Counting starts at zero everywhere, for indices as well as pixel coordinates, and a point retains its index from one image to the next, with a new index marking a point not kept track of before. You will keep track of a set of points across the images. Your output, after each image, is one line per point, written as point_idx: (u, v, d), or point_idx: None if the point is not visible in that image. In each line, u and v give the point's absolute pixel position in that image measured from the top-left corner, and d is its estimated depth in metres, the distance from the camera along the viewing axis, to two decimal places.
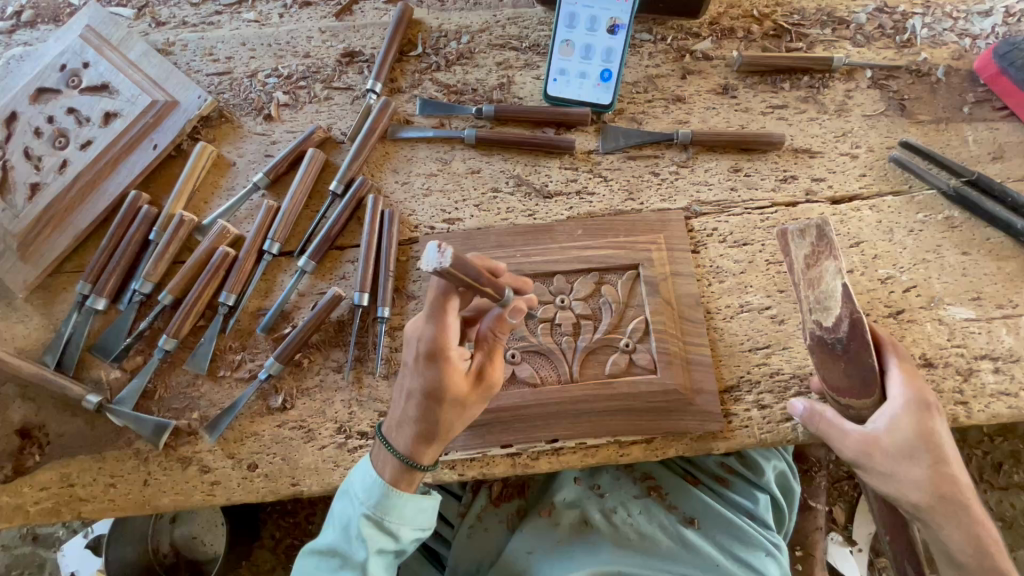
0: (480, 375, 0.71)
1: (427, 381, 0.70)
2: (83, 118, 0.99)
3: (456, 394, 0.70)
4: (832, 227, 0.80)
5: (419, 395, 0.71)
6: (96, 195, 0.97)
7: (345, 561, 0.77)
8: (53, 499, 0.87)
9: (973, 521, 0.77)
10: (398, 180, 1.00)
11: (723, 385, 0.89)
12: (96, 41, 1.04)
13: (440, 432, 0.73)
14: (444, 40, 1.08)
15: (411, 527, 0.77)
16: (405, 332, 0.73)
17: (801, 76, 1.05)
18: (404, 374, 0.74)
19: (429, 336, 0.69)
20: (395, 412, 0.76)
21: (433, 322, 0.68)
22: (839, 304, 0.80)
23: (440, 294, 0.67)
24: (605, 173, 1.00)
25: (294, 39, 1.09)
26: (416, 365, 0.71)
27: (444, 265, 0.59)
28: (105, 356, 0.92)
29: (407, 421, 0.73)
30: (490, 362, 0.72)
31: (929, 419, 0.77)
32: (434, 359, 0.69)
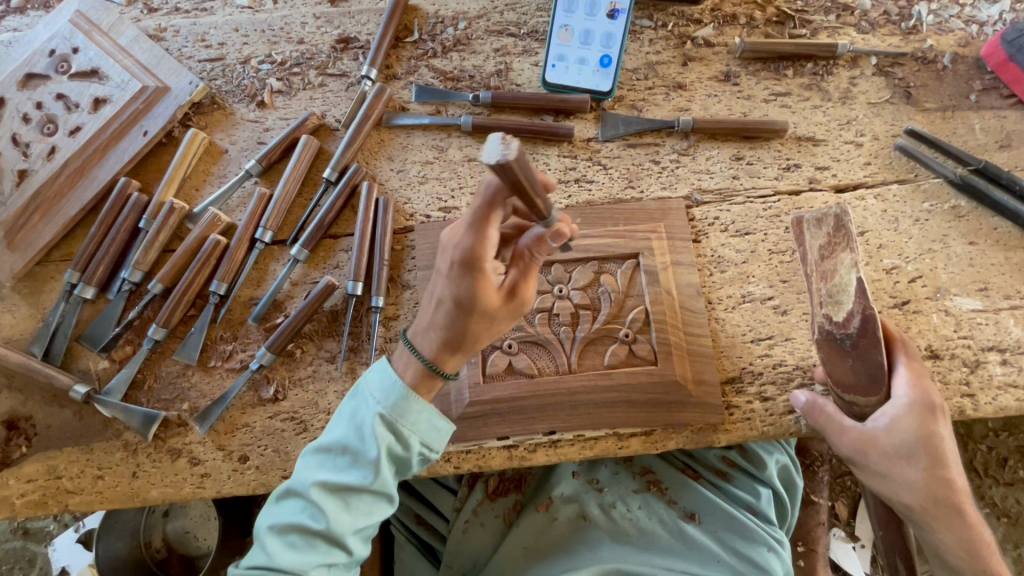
0: (515, 290, 0.69)
1: (462, 290, 0.66)
2: (72, 104, 0.97)
3: (489, 308, 0.67)
4: (851, 217, 0.75)
5: (450, 304, 0.68)
6: (85, 182, 0.95)
7: (352, 462, 0.70)
8: (40, 491, 0.85)
9: (967, 525, 0.76)
10: (393, 168, 0.98)
11: (725, 377, 0.88)
12: (85, 26, 1.02)
13: (467, 342, 0.69)
14: (440, 26, 1.06)
15: (427, 439, 0.71)
16: (441, 238, 0.69)
17: (805, 63, 1.03)
18: (434, 280, 0.70)
19: (471, 243, 0.65)
20: (421, 318, 0.72)
21: (477, 229, 0.65)
22: (851, 300, 0.77)
23: (486, 199, 0.64)
24: (604, 161, 0.98)
25: (288, 25, 1.07)
26: (450, 271, 0.67)
27: (509, 157, 0.53)
28: (94, 346, 0.90)
29: (435, 327, 0.69)
30: (525, 280, 0.70)
31: (933, 421, 0.75)
32: (472, 268, 0.65)
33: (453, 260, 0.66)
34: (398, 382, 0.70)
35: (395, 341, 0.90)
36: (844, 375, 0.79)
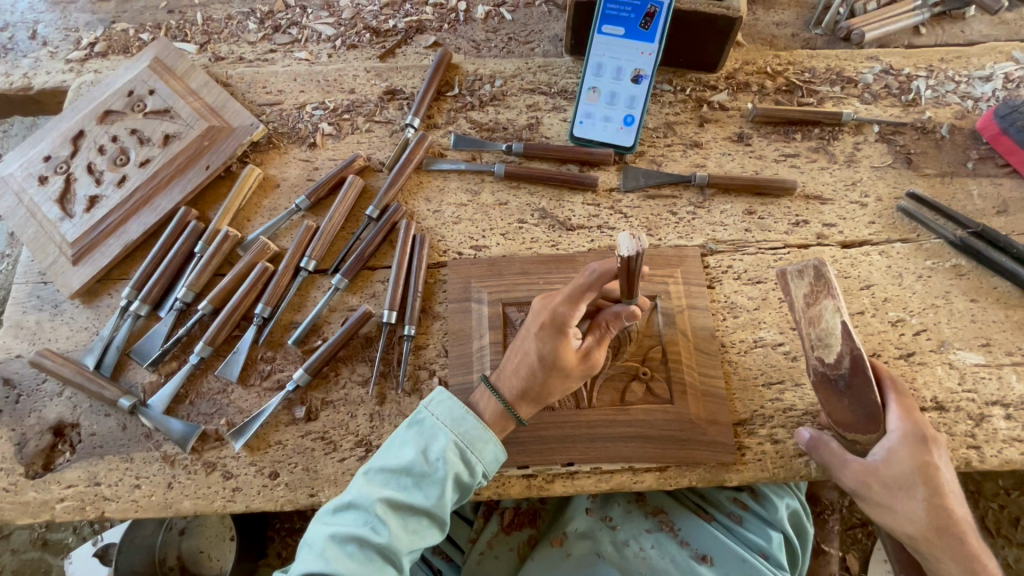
0: (587, 355, 0.84)
1: (549, 346, 0.82)
2: (144, 138, 1.08)
3: (567, 365, 0.83)
4: (829, 268, 0.82)
5: (535, 356, 0.83)
6: (149, 209, 1.04)
7: (417, 483, 0.81)
8: (79, 497, 0.89)
9: (973, 557, 0.77)
10: (430, 208, 1.06)
11: (737, 417, 0.91)
12: (162, 71, 1.14)
13: (544, 394, 0.84)
14: (479, 83, 1.17)
15: (487, 468, 0.83)
16: (533, 306, 0.88)
17: (812, 128, 1.12)
18: (522, 336, 0.86)
19: (565, 310, 0.83)
20: (505, 365, 0.87)
21: (573, 300, 0.83)
22: (840, 343, 0.82)
23: (588, 280, 0.82)
24: (625, 210, 1.05)
25: (342, 77, 1.18)
26: (540, 330, 0.83)
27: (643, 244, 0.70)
28: (142, 360, 0.96)
29: (517, 377, 0.85)
30: (597, 347, 0.85)
31: (927, 452, 0.78)
32: (562, 330, 0.82)
33: (546, 321, 0.84)
34: (468, 415, 0.84)
35: (423, 368, 0.95)
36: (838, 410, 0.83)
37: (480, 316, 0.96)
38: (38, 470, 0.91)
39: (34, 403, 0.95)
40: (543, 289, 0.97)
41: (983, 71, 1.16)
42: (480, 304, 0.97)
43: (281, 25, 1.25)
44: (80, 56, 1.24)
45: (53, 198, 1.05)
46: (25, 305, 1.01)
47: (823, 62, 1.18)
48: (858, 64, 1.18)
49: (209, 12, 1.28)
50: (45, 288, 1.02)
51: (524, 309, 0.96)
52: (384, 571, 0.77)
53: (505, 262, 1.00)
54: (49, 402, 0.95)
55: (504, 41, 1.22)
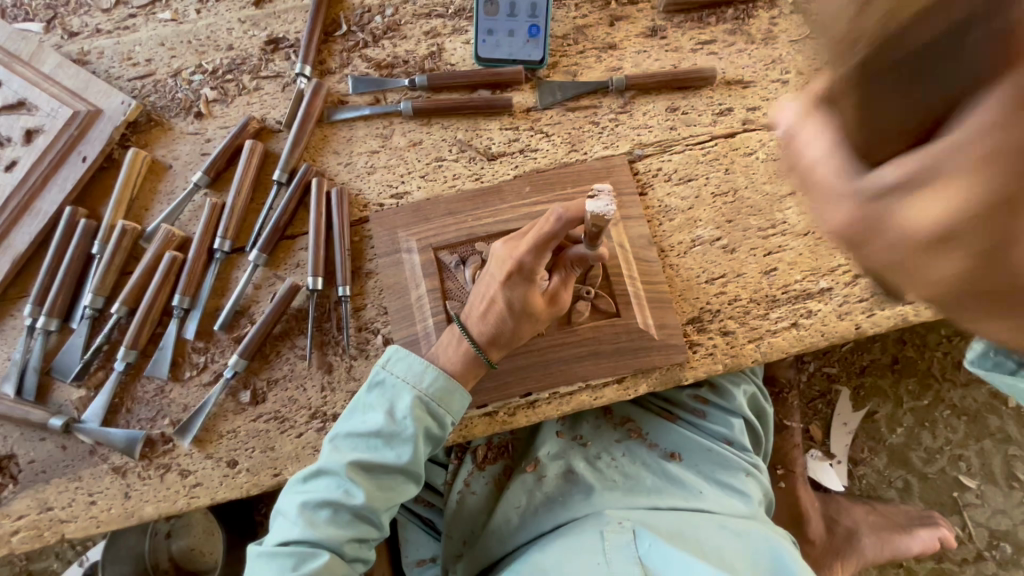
0: (554, 298, 0.84)
1: (520, 295, 0.81)
2: (4, 139, 0.97)
3: (537, 310, 0.82)
4: None
5: (504, 305, 0.81)
6: (30, 215, 0.94)
7: (385, 443, 0.80)
8: (34, 525, 0.86)
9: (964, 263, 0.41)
10: (341, 161, 0.99)
11: (686, 318, 0.92)
12: (6, 59, 1.00)
13: (513, 339, 0.83)
14: (368, 15, 1.06)
15: (456, 417, 0.83)
16: (496, 252, 0.84)
17: (726, 9, 1.06)
18: (486, 283, 0.83)
19: (532, 258, 0.80)
20: (469, 312, 0.84)
21: (538, 248, 0.79)
22: None
23: (553, 228, 0.78)
24: (546, 128, 1.00)
25: (215, 33, 1.06)
26: (508, 277, 0.81)
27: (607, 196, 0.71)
28: (65, 377, 0.90)
29: (486, 325, 0.83)
30: (564, 288, 0.85)
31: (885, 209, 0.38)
32: (530, 278, 0.80)
33: (513, 269, 0.80)
34: (428, 368, 0.82)
35: (365, 329, 0.92)
36: (841, 117, 0.35)
37: (413, 265, 0.92)
38: None
39: None
40: (473, 227, 0.93)
41: None
42: (411, 254, 0.93)
43: None
44: None
45: None
46: None
47: None
48: None
49: None
50: None
51: (456, 251, 0.93)
52: (362, 529, 0.80)
53: (430, 205, 0.95)
54: None
55: None
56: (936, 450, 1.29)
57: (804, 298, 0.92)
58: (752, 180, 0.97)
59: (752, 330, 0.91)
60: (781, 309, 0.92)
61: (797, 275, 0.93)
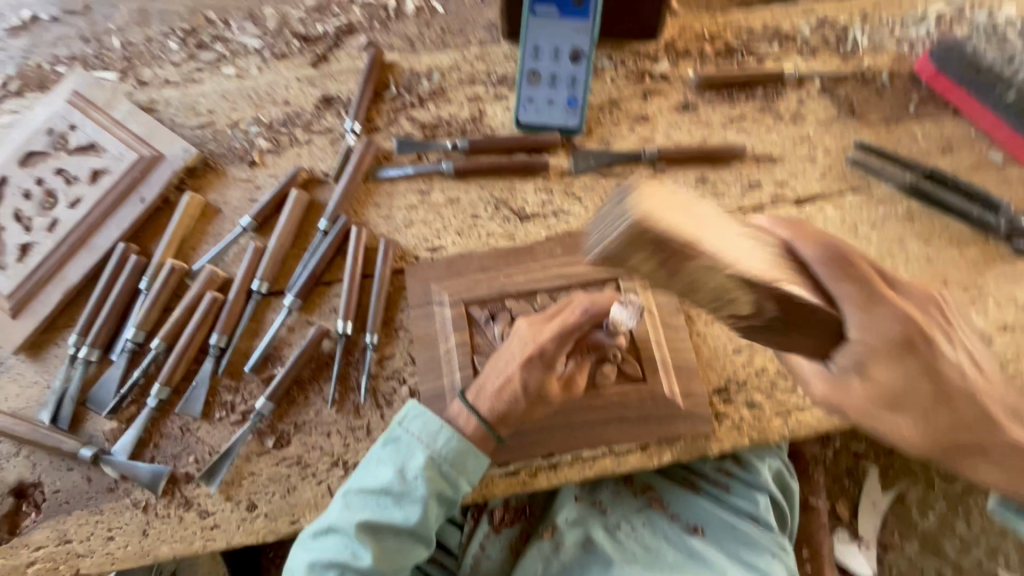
0: (569, 385, 0.86)
1: (536, 378, 0.82)
2: (71, 177, 1.03)
3: (551, 396, 0.85)
4: None
5: (519, 385, 0.82)
6: (86, 250, 0.99)
7: (395, 502, 0.80)
8: (51, 557, 0.86)
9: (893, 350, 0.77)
10: (381, 214, 1.03)
11: (712, 387, 0.91)
12: (82, 104, 1.09)
13: (522, 420, 0.85)
14: (416, 79, 1.14)
15: (471, 479, 0.82)
16: (518, 329, 0.85)
17: (756, 89, 1.11)
18: (505, 359, 0.84)
19: (553, 345, 0.82)
20: (484, 385, 0.85)
21: (562, 336, 0.82)
22: None
23: (579, 321, 0.82)
24: (579, 193, 1.04)
25: (274, 89, 1.14)
26: (527, 360, 0.82)
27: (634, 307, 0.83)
28: (100, 409, 0.92)
29: (497, 401, 0.83)
30: (579, 374, 0.87)
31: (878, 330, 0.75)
32: (549, 364, 0.83)
33: (533, 352, 0.82)
34: (443, 429, 0.82)
35: (391, 378, 0.93)
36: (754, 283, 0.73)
37: (444, 319, 0.94)
38: (3, 536, 0.87)
39: None
40: (504, 284, 0.96)
41: (916, 12, 1.17)
42: (442, 307, 0.95)
43: (204, 42, 1.20)
44: None
45: None
46: None
47: (759, 20, 1.17)
48: (794, 18, 1.17)
49: (126, 36, 1.22)
50: None
51: (487, 307, 0.95)
52: None
53: (463, 261, 0.98)
54: (6, 464, 0.91)
55: (437, 34, 1.20)
56: (971, 539, 1.23)
57: None
58: None
59: (779, 404, 0.90)
60: None
61: None
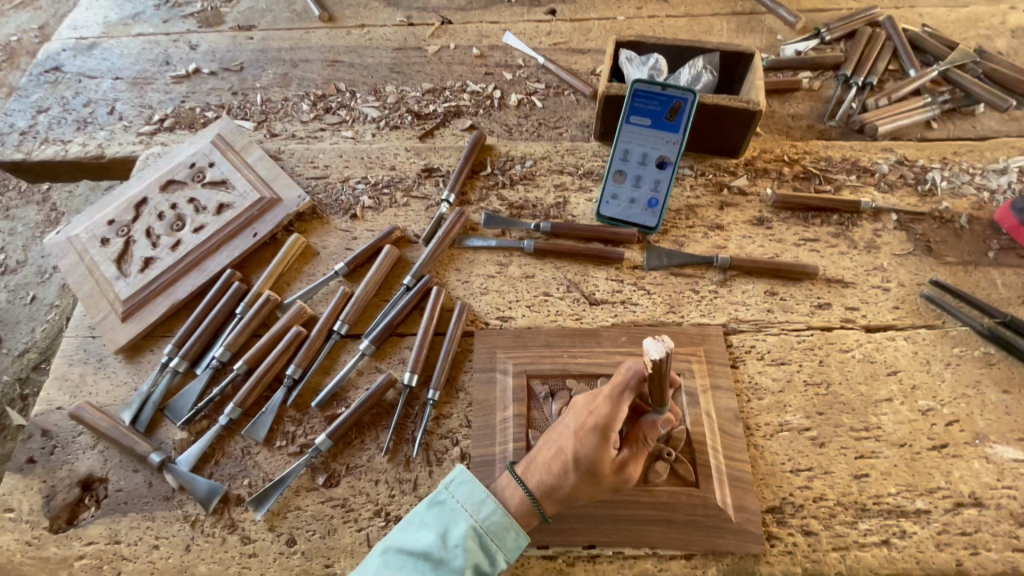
0: (622, 467, 0.82)
1: (588, 450, 0.81)
2: (200, 207, 1.17)
3: (602, 473, 0.81)
4: None
5: (571, 457, 0.81)
6: (198, 271, 1.11)
7: (432, 568, 0.77)
8: (97, 555, 0.89)
9: None
10: (460, 278, 1.11)
11: (766, 505, 0.88)
12: (223, 146, 1.25)
13: (571, 497, 0.82)
14: (510, 163, 1.26)
15: (509, 557, 0.80)
16: (575, 403, 0.87)
17: (831, 214, 1.16)
18: (559, 432, 0.85)
19: (608, 413, 0.82)
20: (536, 457, 0.85)
21: (614, 404, 0.83)
22: None
23: (626, 380, 0.83)
24: (649, 287, 1.09)
25: (383, 154, 1.28)
26: (581, 430, 0.82)
27: (667, 343, 0.73)
28: (175, 418, 0.99)
29: (547, 471, 0.82)
30: (634, 460, 0.83)
31: None
32: (604, 436, 0.81)
33: (587, 422, 0.83)
34: (489, 499, 0.82)
35: (445, 437, 0.96)
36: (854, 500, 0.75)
37: (505, 387, 0.98)
38: (61, 524, 0.92)
39: (68, 455, 0.97)
40: (567, 363, 0.99)
41: (996, 165, 1.21)
42: (505, 375, 0.99)
43: (332, 107, 1.38)
44: (150, 130, 1.39)
45: (111, 258, 1.12)
46: (71, 358, 1.06)
47: (838, 153, 1.24)
48: (872, 155, 1.23)
49: (268, 94, 1.42)
50: (92, 342, 1.07)
51: (547, 382, 0.98)
52: None
53: (530, 334, 1.03)
54: (82, 454, 0.97)
55: (534, 126, 1.33)
56: None
57: (897, 515, 0.87)
58: (846, 377, 0.98)
59: (838, 537, 0.86)
60: (871, 521, 0.87)
61: (890, 488, 0.89)
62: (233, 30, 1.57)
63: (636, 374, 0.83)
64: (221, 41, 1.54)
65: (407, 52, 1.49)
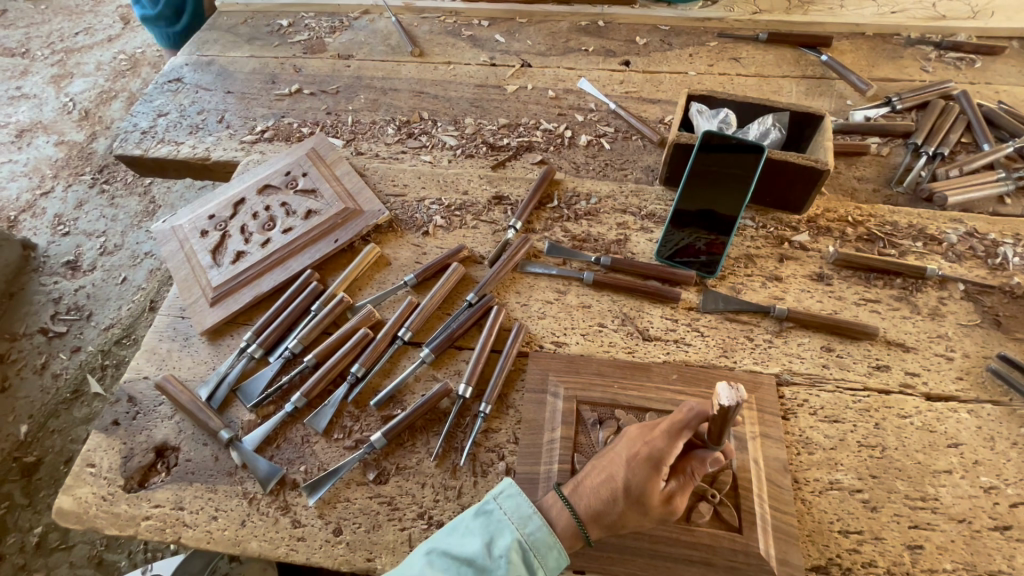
0: (670, 498, 0.83)
1: (638, 480, 0.82)
2: (290, 211, 1.28)
3: (650, 503, 0.82)
4: None
5: (620, 484, 0.83)
6: (282, 269, 1.21)
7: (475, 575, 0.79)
8: (161, 518, 0.96)
9: None
10: (520, 301, 1.17)
11: (811, 563, 0.87)
12: (316, 159, 1.38)
13: (617, 524, 0.83)
14: (576, 198, 1.32)
15: None
16: (628, 432, 0.89)
17: (894, 278, 1.15)
18: (609, 458, 0.87)
19: (662, 446, 0.84)
20: (583, 481, 0.87)
21: (671, 439, 0.84)
22: None
23: (686, 419, 0.85)
24: (703, 329, 1.11)
25: (458, 179, 1.38)
26: (633, 459, 0.84)
27: (741, 392, 0.74)
28: (245, 400, 1.07)
29: (595, 496, 0.84)
30: (681, 492, 0.84)
31: None
32: (655, 468, 0.83)
33: (640, 453, 0.84)
34: (535, 515, 0.84)
35: (492, 451, 0.99)
36: None
37: (554, 409, 1.01)
38: (133, 485, 0.99)
39: (148, 422, 1.06)
40: (617, 393, 1.02)
41: None
42: (555, 398, 1.02)
43: (414, 133, 1.50)
44: (252, 139, 1.54)
45: (208, 248, 1.24)
46: (161, 334, 1.16)
47: (904, 219, 1.24)
48: (941, 223, 1.23)
49: (358, 117, 1.56)
50: (181, 321, 1.18)
51: (596, 410, 1.00)
52: None
53: (583, 361, 1.07)
54: (160, 423, 1.06)
55: (601, 166, 1.40)
56: None
57: None
58: (903, 443, 0.96)
59: None
60: None
61: (946, 564, 0.86)
62: (333, 58, 1.73)
63: (698, 415, 0.84)
64: (322, 67, 1.71)
65: (487, 89, 1.60)
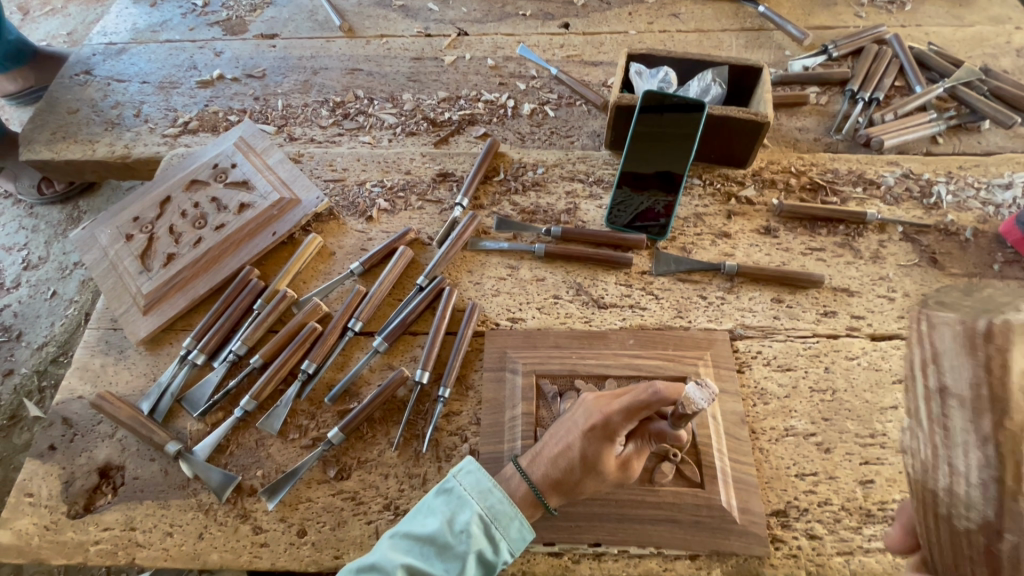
0: (626, 464, 0.84)
1: (594, 449, 0.83)
2: (222, 206, 1.20)
3: (606, 470, 0.83)
4: None
5: (577, 454, 0.83)
6: (218, 268, 1.14)
7: (438, 553, 0.79)
8: (113, 540, 0.91)
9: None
10: (472, 280, 1.14)
11: (771, 508, 0.89)
12: (245, 148, 1.29)
13: (574, 490, 0.84)
14: (522, 169, 1.29)
15: (512, 547, 0.81)
16: (585, 402, 0.88)
17: (838, 225, 1.18)
18: (567, 428, 0.86)
19: (619, 418, 0.83)
20: (542, 451, 0.87)
21: (629, 412, 0.82)
22: None
23: (648, 400, 0.81)
24: (657, 292, 1.11)
25: (400, 159, 1.32)
26: (588, 430, 0.84)
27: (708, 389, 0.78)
28: (192, 409, 1.01)
29: (552, 466, 0.84)
30: (637, 457, 0.86)
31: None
32: (609, 437, 0.83)
33: (597, 424, 0.84)
34: (495, 488, 0.83)
35: (454, 434, 0.98)
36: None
37: (514, 386, 0.99)
38: (77, 510, 0.94)
39: (87, 443, 1.00)
40: (576, 363, 1.01)
41: (1002, 179, 1.22)
42: (514, 374, 1.01)
43: (350, 113, 1.43)
44: (175, 132, 1.44)
45: (135, 254, 1.16)
46: (93, 348, 1.09)
47: (845, 165, 1.26)
48: (879, 168, 1.26)
49: (289, 100, 1.47)
50: (114, 334, 1.11)
51: (556, 382, 0.99)
52: None
53: (540, 335, 1.05)
54: (101, 443, 1.00)
55: (546, 135, 1.37)
56: None
57: None
58: (851, 384, 1.00)
59: (842, 542, 0.86)
60: (876, 527, 0.87)
61: (895, 494, 0.89)
62: (256, 38, 1.62)
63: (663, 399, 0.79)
64: (245, 49, 1.60)
65: (424, 62, 1.53)
